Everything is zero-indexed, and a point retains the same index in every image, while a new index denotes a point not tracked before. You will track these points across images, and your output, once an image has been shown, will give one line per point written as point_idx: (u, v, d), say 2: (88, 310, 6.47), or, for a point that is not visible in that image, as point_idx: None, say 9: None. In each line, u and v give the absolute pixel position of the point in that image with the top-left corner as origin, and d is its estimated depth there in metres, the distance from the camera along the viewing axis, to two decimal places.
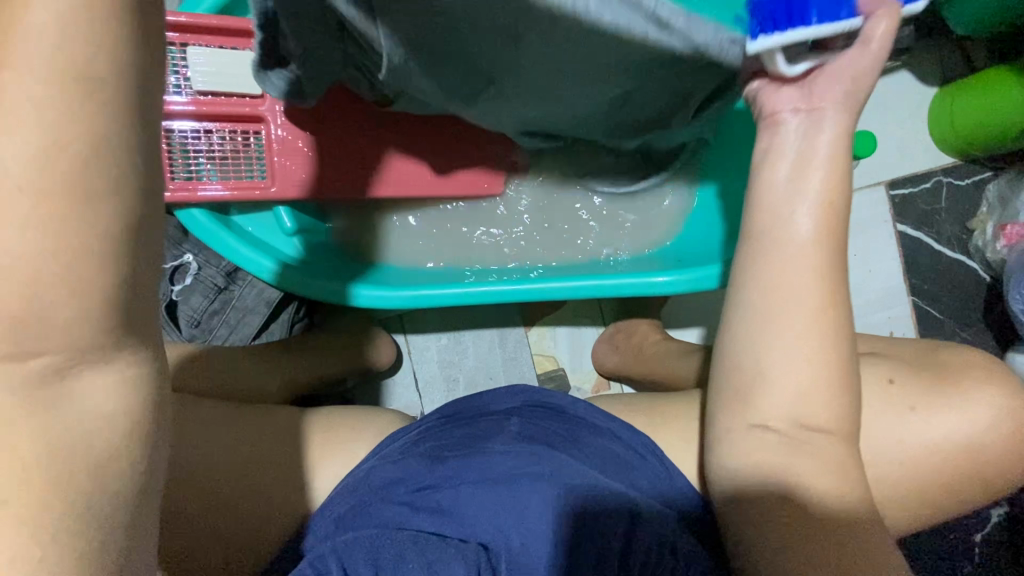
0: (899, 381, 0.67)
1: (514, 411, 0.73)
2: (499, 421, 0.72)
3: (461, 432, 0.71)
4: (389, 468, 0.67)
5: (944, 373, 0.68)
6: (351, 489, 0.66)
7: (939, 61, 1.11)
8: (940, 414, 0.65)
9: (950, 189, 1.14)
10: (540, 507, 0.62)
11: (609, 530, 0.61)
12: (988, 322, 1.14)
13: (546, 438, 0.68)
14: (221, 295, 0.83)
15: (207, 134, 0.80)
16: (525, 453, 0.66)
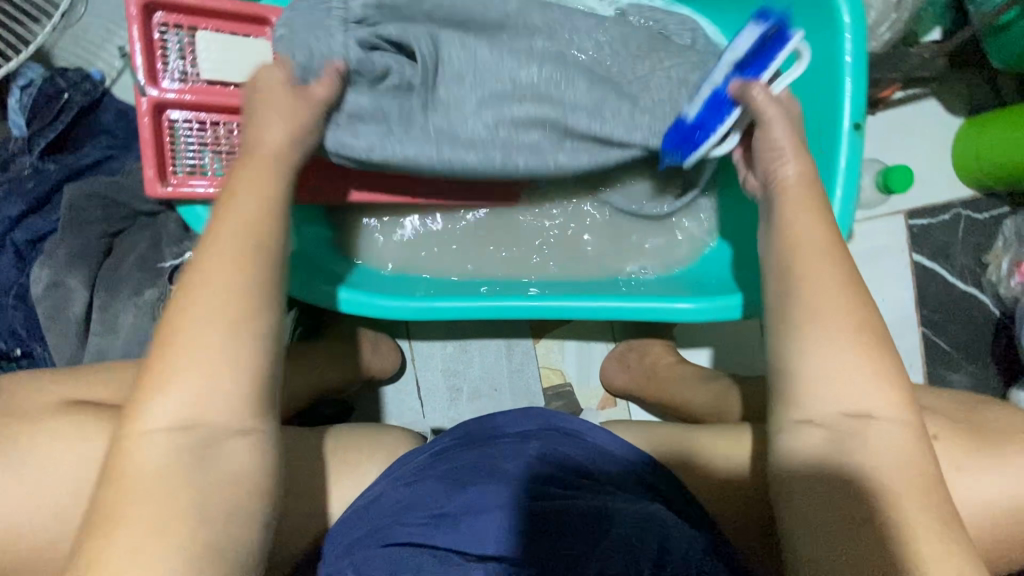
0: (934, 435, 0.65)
1: (529, 434, 0.71)
2: (514, 442, 0.70)
3: (474, 451, 0.69)
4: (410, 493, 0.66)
5: (975, 429, 0.66)
6: (366, 513, 0.65)
7: (968, 92, 1.09)
8: (967, 468, 0.63)
9: (968, 221, 1.13)
10: (558, 521, 0.61)
11: (638, 547, 0.58)
12: (995, 357, 1.14)
13: (561, 459, 0.68)
14: None
15: (211, 125, 0.74)
16: (540, 472, 0.66)
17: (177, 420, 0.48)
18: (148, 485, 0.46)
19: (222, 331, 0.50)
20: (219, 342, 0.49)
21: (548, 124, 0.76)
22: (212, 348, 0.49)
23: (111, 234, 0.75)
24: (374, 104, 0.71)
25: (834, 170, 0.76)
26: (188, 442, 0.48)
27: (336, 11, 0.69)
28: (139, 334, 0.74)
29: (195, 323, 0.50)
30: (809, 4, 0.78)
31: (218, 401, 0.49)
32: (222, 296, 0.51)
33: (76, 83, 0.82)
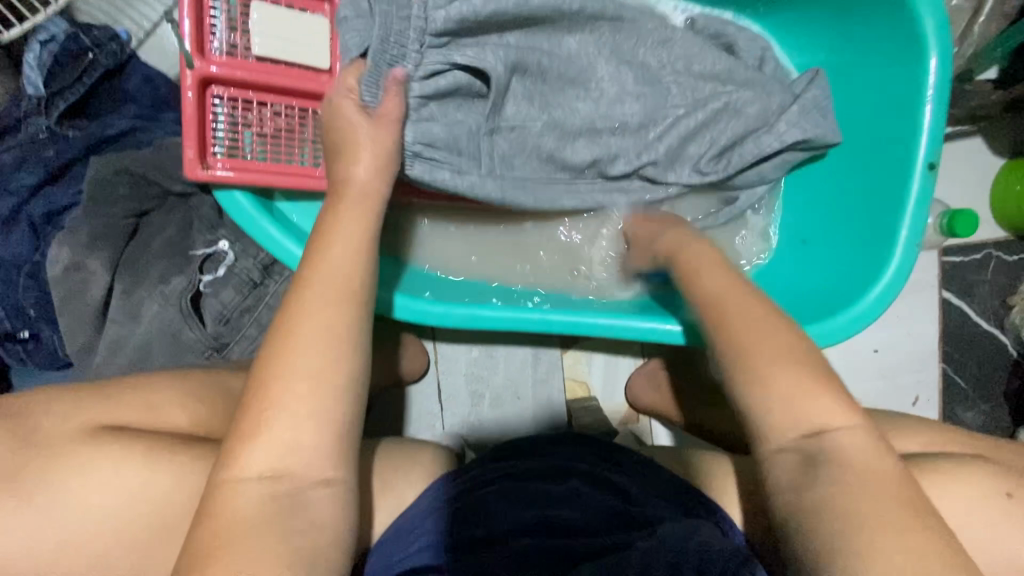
0: (1015, 494, 0.63)
1: (579, 460, 0.74)
2: (562, 469, 0.72)
3: (523, 472, 0.72)
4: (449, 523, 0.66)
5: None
6: (415, 529, 0.66)
7: (1013, 133, 1.09)
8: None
9: (999, 262, 1.14)
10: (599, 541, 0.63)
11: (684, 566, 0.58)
12: (1008, 397, 1.15)
13: (608, 485, 0.70)
14: (255, 290, 0.71)
15: (257, 107, 0.70)
16: (586, 493, 0.68)
17: (267, 470, 0.48)
18: (240, 534, 0.46)
19: (308, 386, 0.50)
20: (308, 399, 0.49)
21: (602, 165, 0.79)
22: (302, 403, 0.49)
23: (139, 214, 0.69)
24: (444, 133, 0.69)
25: (902, 208, 0.74)
26: (276, 494, 0.48)
27: (414, 26, 0.64)
28: (164, 325, 0.69)
29: (285, 377, 0.50)
30: (889, 36, 0.75)
31: (309, 456, 0.49)
32: (312, 354, 0.51)
33: (101, 42, 0.74)
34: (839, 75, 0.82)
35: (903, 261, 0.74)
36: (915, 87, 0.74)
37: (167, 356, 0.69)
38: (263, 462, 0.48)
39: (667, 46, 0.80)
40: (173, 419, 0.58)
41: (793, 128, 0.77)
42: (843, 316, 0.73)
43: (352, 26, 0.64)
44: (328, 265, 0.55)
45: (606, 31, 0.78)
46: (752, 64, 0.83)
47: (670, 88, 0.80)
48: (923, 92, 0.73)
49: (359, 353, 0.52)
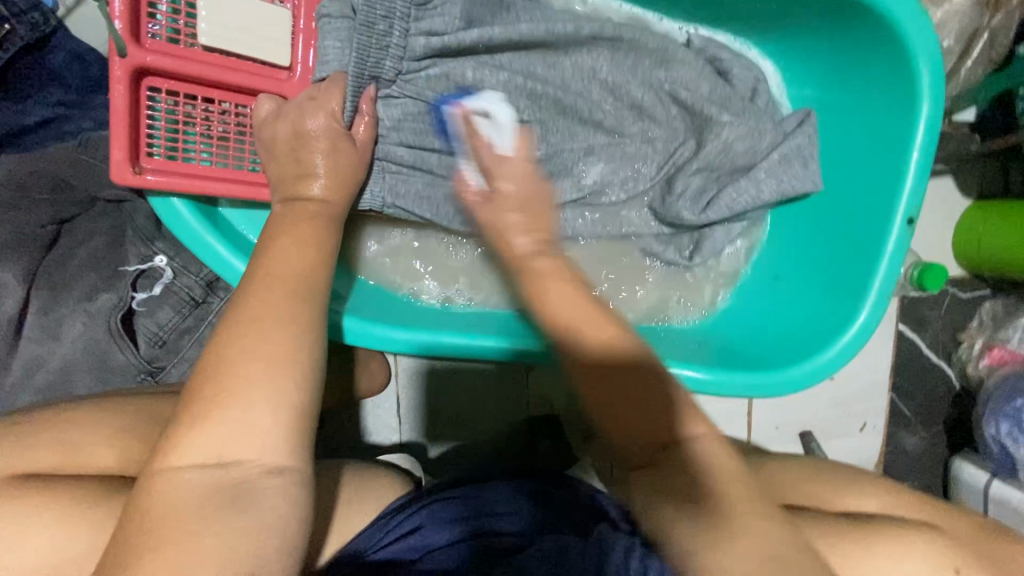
0: (965, 558, 0.60)
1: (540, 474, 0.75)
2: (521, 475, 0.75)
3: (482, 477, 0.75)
4: (399, 527, 0.64)
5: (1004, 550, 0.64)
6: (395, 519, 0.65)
7: (979, 175, 1.11)
8: None
9: (952, 298, 1.18)
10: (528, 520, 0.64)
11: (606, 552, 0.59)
12: (946, 426, 1.21)
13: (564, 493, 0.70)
14: (196, 310, 0.65)
15: (204, 103, 0.62)
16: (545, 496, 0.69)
17: (213, 456, 0.43)
18: (168, 524, 0.40)
19: (266, 368, 0.46)
20: (265, 379, 0.45)
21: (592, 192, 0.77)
22: (256, 390, 0.45)
23: (59, 222, 0.62)
24: (414, 158, 0.69)
25: (879, 258, 0.73)
26: (222, 488, 0.42)
27: (391, 47, 0.63)
28: (87, 347, 0.62)
29: (243, 355, 0.46)
30: (876, 83, 0.74)
31: (261, 439, 0.44)
32: (275, 378, 0.46)
33: (20, 11, 0.64)
34: (828, 115, 0.80)
35: (874, 311, 0.73)
36: (902, 138, 0.72)
37: (91, 380, 0.62)
38: (203, 449, 0.43)
39: (663, 68, 0.76)
40: (97, 465, 0.53)
41: (771, 177, 0.76)
42: (806, 365, 0.73)
43: (334, 31, 0.62)
44: (285, 282, 0.52)
45: (606, 50, 0.74)
46: (743, 94, 0.80)
47: (665, 117, 0.77)
48: (909, 144, 0.71)
49: (317, 348, 0.49)
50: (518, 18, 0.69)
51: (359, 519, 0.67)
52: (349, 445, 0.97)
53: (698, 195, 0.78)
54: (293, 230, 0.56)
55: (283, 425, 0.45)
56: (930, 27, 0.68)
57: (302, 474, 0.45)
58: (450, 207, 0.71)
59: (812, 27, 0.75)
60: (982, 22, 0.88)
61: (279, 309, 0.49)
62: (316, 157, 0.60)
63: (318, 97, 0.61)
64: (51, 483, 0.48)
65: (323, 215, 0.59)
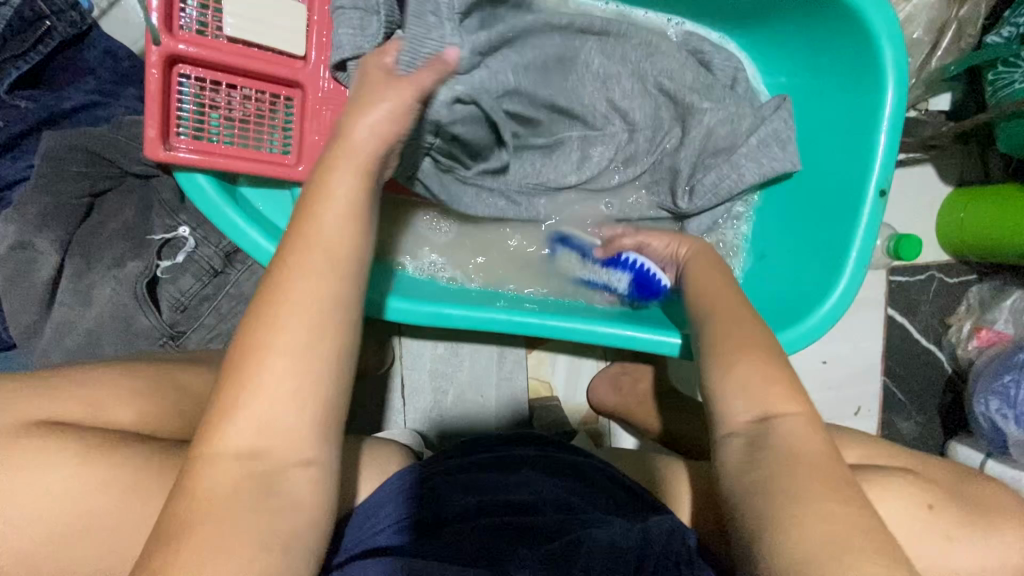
0: (936, 506, 0.67)
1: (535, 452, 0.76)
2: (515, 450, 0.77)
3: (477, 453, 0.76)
4: (394, 510, 0.65)
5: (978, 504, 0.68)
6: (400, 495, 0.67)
7: (959, 164, 1.16)
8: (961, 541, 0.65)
9: (940, 283, 1.21)
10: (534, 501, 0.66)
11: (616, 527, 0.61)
12: (940, 410, 1.23)
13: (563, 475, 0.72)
14: (216, 279, 0.70)
15: (226, 88, 0.68)
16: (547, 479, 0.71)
17: (245, 449, 0.46)
18: (208, 517, 0.44)
19: (296, 359, 0.48)
20: (301, 367, 0.48)
21: (588, 174, 0.83)
22: (283, 374, 0.48)
23: (93, 194, 0.67)
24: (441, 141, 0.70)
25: (854, 229, 0.78)
26: (253, 473, 0.46)
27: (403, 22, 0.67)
28: (115, 310, 0.67)
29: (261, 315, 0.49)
30: (846, 66, 0.79)
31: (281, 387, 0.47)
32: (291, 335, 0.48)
33: (61, 10, 0.71)
34: (802, 99, 0.85)
35: (852, 280, 0.77)
36: (872, 117, 0.77)
37: (117, 342, 0.67)
38: (247, 434, 0.46)
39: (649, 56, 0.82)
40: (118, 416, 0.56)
41: (749, 160, 0.81)
42: (791, 331, 0.77)
43: (347, 20, 0.66)
44: None
45: (595, 41, 0.80)
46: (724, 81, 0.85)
47: (652, 103, 0.83)
48: (878, 123, 0.77)
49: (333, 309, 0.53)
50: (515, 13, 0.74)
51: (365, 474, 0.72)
52: (354, 427, 1.01)
53: (676, 177, 0.84)
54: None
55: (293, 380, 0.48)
56: (891, 11, 0.74)
57: (322, 461, 0.49)
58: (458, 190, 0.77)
59: (786, 16, 0.81)
60: (950, 15, 0.94)
61: (306, 298, 0.50)
62: None
63: None
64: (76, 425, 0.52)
65: None
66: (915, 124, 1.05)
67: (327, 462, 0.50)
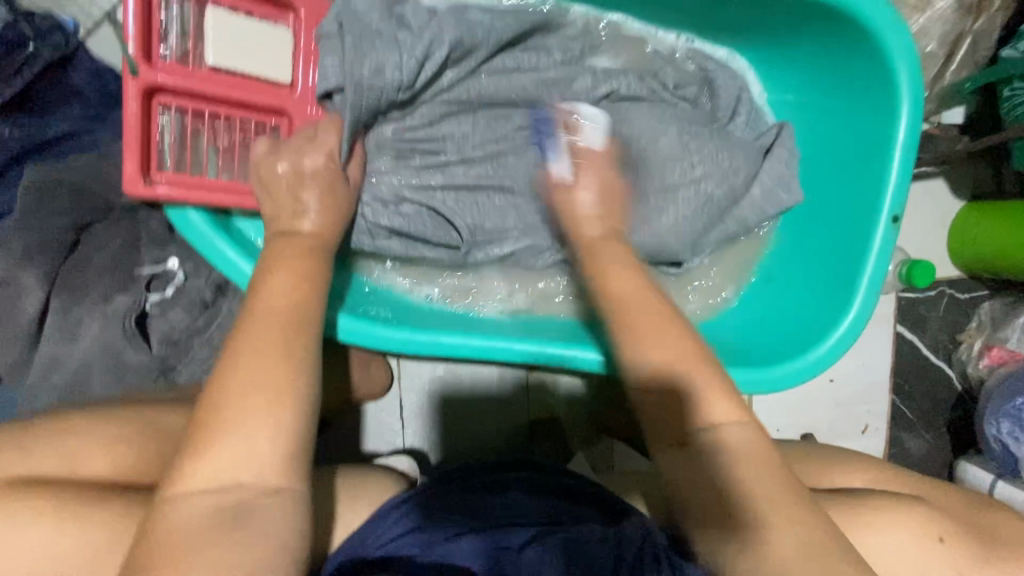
0: (947, 538, 0.64)
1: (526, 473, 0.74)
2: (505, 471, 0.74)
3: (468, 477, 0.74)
4: (395, 526, 0.65)
5: (994, 546, 0.66)
6: (397, 512, 0.67)
7: (972, 178, 1.13)
8: None
9: (950, 299, 1.18)
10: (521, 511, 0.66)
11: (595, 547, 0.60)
12: (949, 427, 1.21)
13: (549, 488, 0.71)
14: (207, 311, 0.68)
15: (210, 118, 0.66)
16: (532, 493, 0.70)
17: (214, 482, 0.46)
18: (176, 546, 0.43)
19: (264, 399, 0.49)
20: (261, 410, 0.48)
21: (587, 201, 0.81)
22: (275, 421, 0.48)
23: (78, 228, 0.65)
24: (419, 207, 0.76)
25: (866, 255, 0.75)
26: (219, 508, 0.45)
27: (383, 98, 0.68)
28: (102, 348, 0.65)
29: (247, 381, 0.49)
30: (857, 87, 0.77)
31: (267, 455, 0.47)
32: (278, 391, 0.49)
33: (44, 34, 0.69)
34: (811, 118, 0.83)
35: (863, 308, 0.75)
36: (884, 139, 0.74)
37: (106, 379, 0.65)
38: (216, 474, 0.46)
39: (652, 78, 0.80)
40: (103, 467, 0.55)
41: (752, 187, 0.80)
42: (800, 361, 0.74)
43: (331, 50, 0.67)
44: (293, 303, 0.55)
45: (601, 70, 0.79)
46: (729, 101, 0.82)
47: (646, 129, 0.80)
48: (891, 146, 0.74)
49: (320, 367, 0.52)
50: (508, 62, 0.76)
51: (361, 511, 0.71)
52: (352, 449, 1.00)
53: (683, 218, 0.77)
54: (301, 254, 0.60)
55: (283, 438, 0.48)
56: (904, 30, 0.71)
57: (295, 492, 0.49)
58: (430, 246, 0.78)
59: (794, 34, 0.78)
60: (965, 28, 0.91)
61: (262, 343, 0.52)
62: (321, 190, 0.63)
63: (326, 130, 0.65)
64: (57, 484, 0.50)
65: (330, 242, 0.62)
66: (928, 141, 1.02)
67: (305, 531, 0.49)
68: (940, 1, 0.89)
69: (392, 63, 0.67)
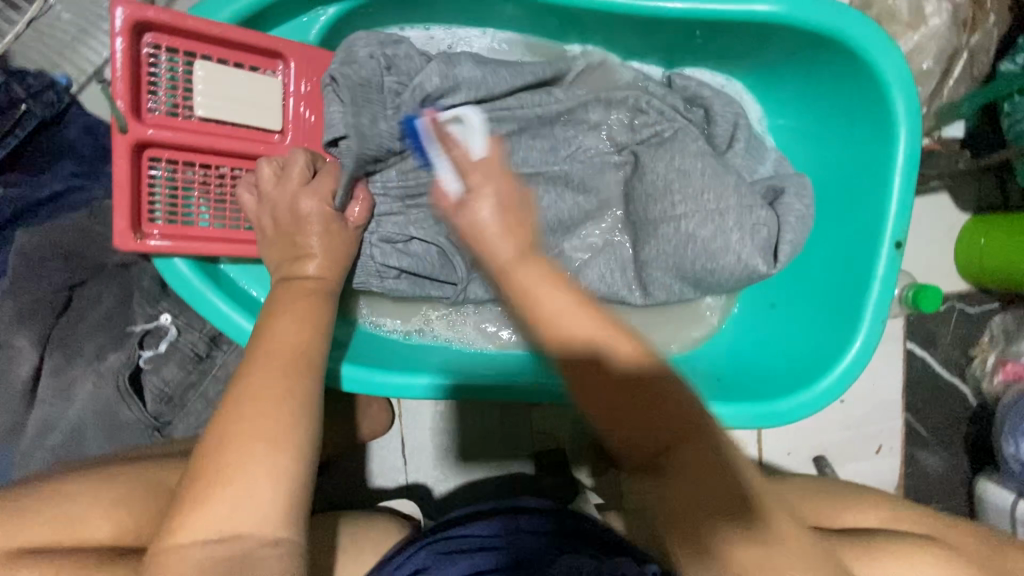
0: None
1: (534, 508, 0.72)
2: (515, 510, 0.71)
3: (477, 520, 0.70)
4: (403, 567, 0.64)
5: None
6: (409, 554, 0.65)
7: (977, 190, 1.11)
8: None
9: (961, 313, 1.16)
10: (531, 541, 0.67)
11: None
12: (966, 445, 1.17)
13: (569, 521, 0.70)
14: (201, 365, 0.67)
15: (200, 168, 0.66)
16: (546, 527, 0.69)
17: (217, 528, 0.44)
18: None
19: (262, 446, 0.47)
20: (261, 457, 0.47)
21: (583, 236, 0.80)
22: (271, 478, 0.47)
23: (70, 287, 0.65)
24: (429, 245, 0.74)
25: (869, 284, 0.73)
26: (220, 561, 0.44)
27: (384, 149, 0.67)
28: (98, 407, 0.64)
29: (235, 438, 0.48)
30: (856, 111, 0.76)
31: (261, 510, 0.46)
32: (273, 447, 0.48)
33: (36, 92, 0.70)
34: (810, 141, 0.82)
35: (869, 336, 0.73)
36: (884, 163, 0.73)
37: (101, 437, 0.65)
38: (213, 525, 0.44)
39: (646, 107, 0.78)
40: None
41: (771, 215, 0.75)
42: (806, 393, 0.73)
43: (336, 97, 0.66)
44: (288, 353, 0.54)
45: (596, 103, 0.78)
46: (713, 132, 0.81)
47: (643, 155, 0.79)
48: (891, 170, 0.72)
49: (311, 423, 0.51)
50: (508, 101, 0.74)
51: (362, 562, 0.69)
52: (356, 488, 0.98)
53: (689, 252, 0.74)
54: (294, 303, 0.59)
55: (277, 499, 0.46)
56: (899, 55, 0.70)
57: (294, 544, 0.47)
58: (437, 284, 0.76)
59: (789, 60, 0.77)
60: (961, 43, 0.90)
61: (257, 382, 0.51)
62: (314, 238, 0.63)
63: (317, 178, 0.64)
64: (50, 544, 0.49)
65: (324, 288, 0.62)
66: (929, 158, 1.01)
67: None
68: (933, 20, 0.88)
69: None
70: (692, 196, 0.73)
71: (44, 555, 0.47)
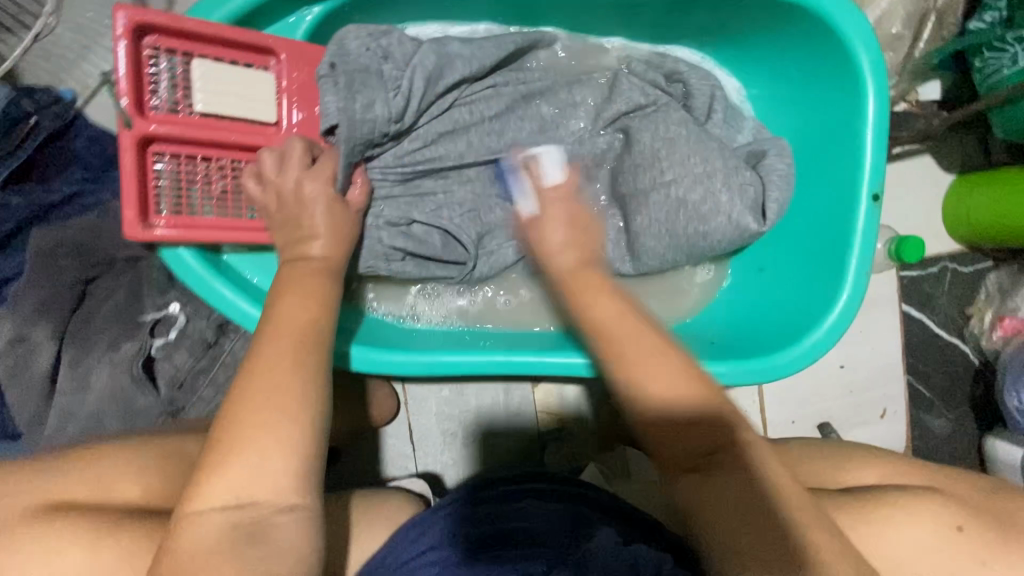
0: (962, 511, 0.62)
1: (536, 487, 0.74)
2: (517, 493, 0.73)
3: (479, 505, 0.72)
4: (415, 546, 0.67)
5: (1012, 515, 0.64)
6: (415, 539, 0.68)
7: (960, 150, 1.13)
8: (1002, 557, 0.61)
9: (954, 273, 1.17)
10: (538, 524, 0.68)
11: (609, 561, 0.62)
12: (971, 404, 1.18)
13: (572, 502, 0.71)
14: (209, 351, 0.70)
15: (202, 162, 0.69)
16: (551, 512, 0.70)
17: (232, 498, 0.47)
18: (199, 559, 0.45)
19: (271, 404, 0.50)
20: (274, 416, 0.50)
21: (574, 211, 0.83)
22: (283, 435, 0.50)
23: (84, 282, 0.69)
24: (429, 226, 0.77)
25: (851, 237, 0.75)
26: (237, 526, 0.47)
27: (378, 131, 0.70)
28: (113, 395, 0.67)
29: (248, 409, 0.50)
30: (824, 74, 0.79)
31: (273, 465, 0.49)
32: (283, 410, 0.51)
33: (45, 105, 0.74)
34: (785, 107, 0.85)
35: (855, 288, 0.75)
36: (855, 120, 0.76)
37: (118, 424, 0.68)
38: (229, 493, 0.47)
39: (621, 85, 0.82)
40: None
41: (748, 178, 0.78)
42: (796, 348, 0.74)
43: (330, 85, 0.68)
44: (291, 325, 0.57)
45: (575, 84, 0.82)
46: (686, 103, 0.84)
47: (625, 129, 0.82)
48: (863, 128, 0.75)
49: (317, 384, 0.53)
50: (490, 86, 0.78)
51: (373, 534, 0.71)
52: (367, 476, 1.00)
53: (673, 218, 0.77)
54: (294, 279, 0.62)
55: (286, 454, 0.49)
56: (861, 15, 0.73)
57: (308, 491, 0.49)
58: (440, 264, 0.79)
59: (758, 30, 0.80)
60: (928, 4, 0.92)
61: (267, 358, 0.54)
62: (311, 220, 0.66)
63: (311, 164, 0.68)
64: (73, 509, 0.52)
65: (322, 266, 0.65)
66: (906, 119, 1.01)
67: (315, 547, 0.50)
68: None
69: (381, 100, 0.69)
70: (677, 162, 0.77)
71: (69, 520, 0.50)
